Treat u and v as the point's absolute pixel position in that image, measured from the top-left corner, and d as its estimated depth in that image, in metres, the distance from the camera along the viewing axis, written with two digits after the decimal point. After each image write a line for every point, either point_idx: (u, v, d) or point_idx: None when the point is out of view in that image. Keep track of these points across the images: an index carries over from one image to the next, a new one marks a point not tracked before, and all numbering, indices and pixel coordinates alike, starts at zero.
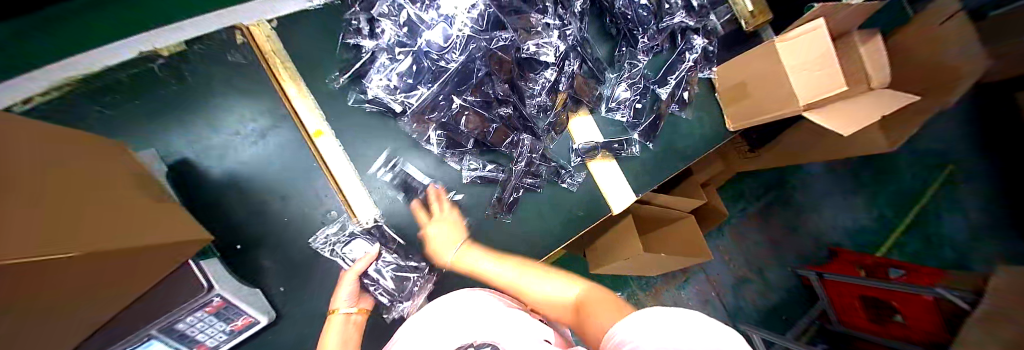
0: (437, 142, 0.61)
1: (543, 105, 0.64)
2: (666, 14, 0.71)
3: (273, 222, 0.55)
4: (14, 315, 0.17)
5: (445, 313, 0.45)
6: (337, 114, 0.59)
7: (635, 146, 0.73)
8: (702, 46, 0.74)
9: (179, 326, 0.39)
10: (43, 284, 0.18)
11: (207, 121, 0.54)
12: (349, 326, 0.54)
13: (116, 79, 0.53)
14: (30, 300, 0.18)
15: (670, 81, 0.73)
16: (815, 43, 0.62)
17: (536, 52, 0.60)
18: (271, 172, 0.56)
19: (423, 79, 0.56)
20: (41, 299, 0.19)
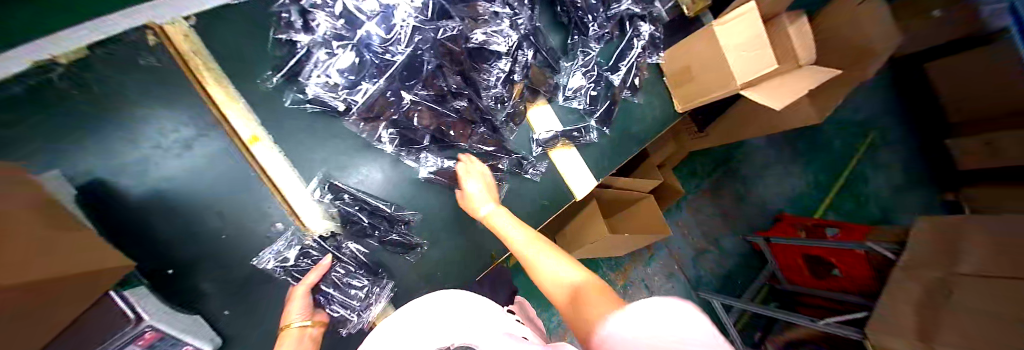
0: (390, 140, 0.59)
1: (499, 96, 0.64)
2: (613, 1, 0.73)
3: (211, 240, 0.51)
4: None
5: (420, 316, 0.44)
6: (277, 117, 0.55)
7: (593, 133, 0.75)
8: (649, 32, 0.78)
9: None
10: None
11: (110, 133, 0.46)
12: (303, 340, 0.48)
13: None
14: None
15: (621, 67, 0.76)
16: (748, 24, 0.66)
17: (486, 42, 0.59)
18: (203, 186, 0.50)
19: (366, 75, 0.52)
20: None
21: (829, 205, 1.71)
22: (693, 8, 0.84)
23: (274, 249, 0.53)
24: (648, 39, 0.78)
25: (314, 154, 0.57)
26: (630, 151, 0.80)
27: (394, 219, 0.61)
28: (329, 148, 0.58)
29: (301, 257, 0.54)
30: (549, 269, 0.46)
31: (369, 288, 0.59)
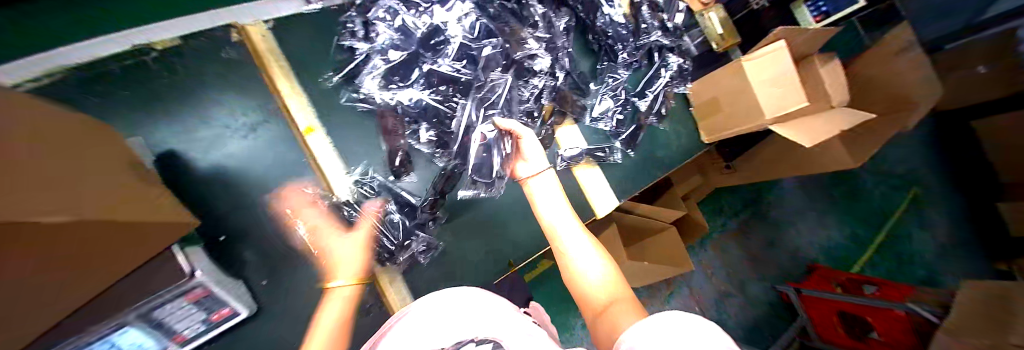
0: (427, 142, 0.61)
1: (530, 111, 0.66)
2: (643, 32, 0.77)
3: (259, 215, 0.55)
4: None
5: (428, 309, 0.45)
6: (329, 112, 0.60)
7: (618, 154, 0.77)
8: (676, 64, 0.80)
9: (154, 316, 0.40)
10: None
11: (195, 113, 0.54)
12: (352, 296, 0.50)
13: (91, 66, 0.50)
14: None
15: (648, 94, 0.78)
16: (778, 61, 0.68)
17: (525, 58, 0.63)
18: (261, 166, 0.56)
19: (415, 82, 0.59)
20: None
21: (868, 261, 1.58)
22: (722, 44, 0.86)
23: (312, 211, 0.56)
24: (676, 70, 0.81)
25: (357, 148, 0.62)
26: (653, 176, 0.81)
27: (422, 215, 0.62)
28: (372, 145, 0.63)
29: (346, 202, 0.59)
30: (584, 263, 0.49)
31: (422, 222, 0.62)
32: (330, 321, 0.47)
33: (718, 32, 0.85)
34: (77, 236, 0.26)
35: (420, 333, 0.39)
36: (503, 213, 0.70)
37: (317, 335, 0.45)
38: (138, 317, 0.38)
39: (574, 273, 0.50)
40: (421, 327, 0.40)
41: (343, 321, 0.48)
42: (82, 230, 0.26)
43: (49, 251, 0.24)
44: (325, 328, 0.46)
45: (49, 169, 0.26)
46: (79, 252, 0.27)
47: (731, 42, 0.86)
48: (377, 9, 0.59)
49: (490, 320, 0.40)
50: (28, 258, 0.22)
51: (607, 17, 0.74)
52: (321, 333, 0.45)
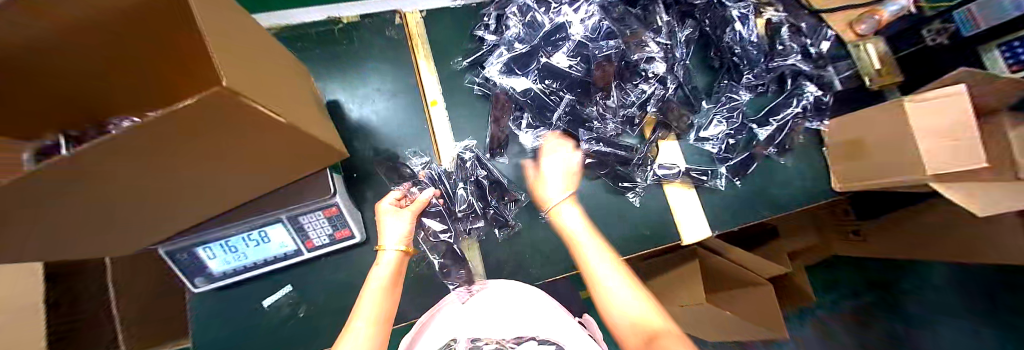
0: (527, 130, 0.65)
1: (629, 117, 0.65)
2: (778, 54, 0.71)
3: (383, 162, 0.64)
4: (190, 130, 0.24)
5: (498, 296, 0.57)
6: (450, 88, 0.68)
7: (721, 179, 0.69)
8: (814, 94, 0.71)
9: (299, 220, 0.50)
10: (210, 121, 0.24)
11: (358, 74, 0.67)
12: (397, 263, 0.52)
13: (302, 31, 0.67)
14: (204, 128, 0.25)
15: (771, 122, 0.70)
16: (954, 108, 0.54)
17: (641, 62, 0.62)
18: (392, 123, 0.66)
19: (530, 72, 0.61)
20: (209, 131, 0.26)
21: None
22: (880, 82, 0.72)
23: (412, 164, 0.64)
24: (811, 102, 0.71)
25: (466, 123, 0.68)
26: (762, 215, 0.70)
27: (506, 196, 0.64)
28: (479, 123, 0.68)
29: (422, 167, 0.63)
30: (613, 278, 0.48)
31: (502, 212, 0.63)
32: (377, 284, 0.50)
33: (877, 68, 0.72)
34: (273, 143, 0.34)
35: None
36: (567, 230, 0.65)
37: (367, 296, 0.48)
38: (288, 217, 0.49)
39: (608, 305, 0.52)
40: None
41: (391, 285, 0.51)
42: (278, 140, 0.34)
43: (250, 141, 0.31)
44: (376, 287, 0.49)
45: (275, 85, 0.35)
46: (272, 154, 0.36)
47: (892, 81, 0.71)
48: (512, 6, 0.65)
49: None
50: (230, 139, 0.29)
51: (735, 35, 0.70)
52: (367, 303, 0.48)
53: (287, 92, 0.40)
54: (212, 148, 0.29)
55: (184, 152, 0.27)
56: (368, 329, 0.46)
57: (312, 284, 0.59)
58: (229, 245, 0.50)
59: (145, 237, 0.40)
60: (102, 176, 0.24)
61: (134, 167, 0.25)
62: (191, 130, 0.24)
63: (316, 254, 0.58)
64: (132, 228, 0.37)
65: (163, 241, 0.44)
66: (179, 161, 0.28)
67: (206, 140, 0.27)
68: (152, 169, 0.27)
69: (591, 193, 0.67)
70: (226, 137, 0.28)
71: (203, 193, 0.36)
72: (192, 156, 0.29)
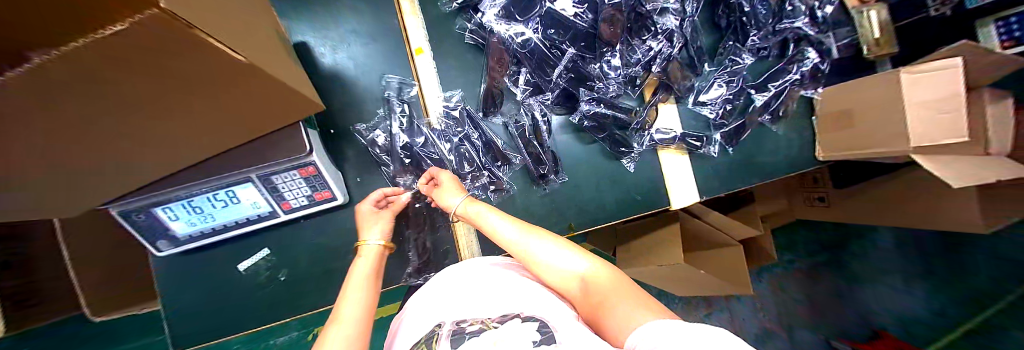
0: (523, 87, 0.60)
1: (632, 75, 0.61)
2: (786, 16, 0.68)
3: (365, 119, 0.58)
4: (109, 56, 0.19)
5: (465, 274, 0.48)
6: (438, 34, 0.60)
7: (715, 146, 0.69)
8: (814, 62, 0.70)
9: (271, 180, 0.46)
10: (137, 46, 0.19)
11: (329, 14, 0.57)
12: (378, 258, 0.49)
13: None
14: (130, 54, 0.19)
15: (770, 88, 0.70)
16: (946, 80, 0.54)
17: (653, 14, 0.57)
18: (373, 74, 0.59)
19: (531, 19, 0.55)
20: (136, 59, 0.20)
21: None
22: (875, 51, 0.70)
23: (391, 123, 0.58)
24: (810, 69, 0.70)
25: (455, 76, 0.61)
26: (748, 181, 0.72)
27: (499, 158, 0.61)
28: (470, 77, 0.61)
29: (388, 134, 0.58)
30: (549, 257, 0.46)
31: (490, 172, 0.61)
32: (360, 277, 0.45)
33: (875, 36, 0.69)
34: (228, 82, 0.28)
35: (457, 302, 0.41)
36: (553, 199, 0.63)
37: (352, 285, 0.43)
38: (258, 177, 0.44)
39: (550, 274, 0.45)
40: (459, 293, 0.43)
41: (373, 280, 0.46)
42: (237, 80, 0.28)
43: (198, 79, 0.26)
44: (358, 281, 0.44)
45: (229, 15, 0.28)
46: (232, 94, 0.30)
47: (888, 50, 0.69)
48: None
49: (536, 299, 0.41)
50: (167, 70, 0.23)
51: None
52: (354, 302, 0.40)
53: (245, 19, 0.33)
54: (154, 94, 0.25)
55: (118, 95, 0.23)
56: (355, 323, 0.37)
57: (292, 246, 0.55)
58: (192, 206, 0.45)
59: (83, 190, 0.35)
60: (26, 115, 0.21)
61: (58, 105, 0.22)
62: (125, 63, 0.20)
63: (297, 216, 0.54)
64: (64, 178, 0.31)
65: (113, 198, 0.39)
66: (112, 105, 0.24)
67: (144, 84, 0.23)
68: (84, 112, 0.24)
69: (587, 157, 0.65)
70: (164, 79, 0.24)
71: (145, 140, 0.31)
72: (132, 103, 0.25)
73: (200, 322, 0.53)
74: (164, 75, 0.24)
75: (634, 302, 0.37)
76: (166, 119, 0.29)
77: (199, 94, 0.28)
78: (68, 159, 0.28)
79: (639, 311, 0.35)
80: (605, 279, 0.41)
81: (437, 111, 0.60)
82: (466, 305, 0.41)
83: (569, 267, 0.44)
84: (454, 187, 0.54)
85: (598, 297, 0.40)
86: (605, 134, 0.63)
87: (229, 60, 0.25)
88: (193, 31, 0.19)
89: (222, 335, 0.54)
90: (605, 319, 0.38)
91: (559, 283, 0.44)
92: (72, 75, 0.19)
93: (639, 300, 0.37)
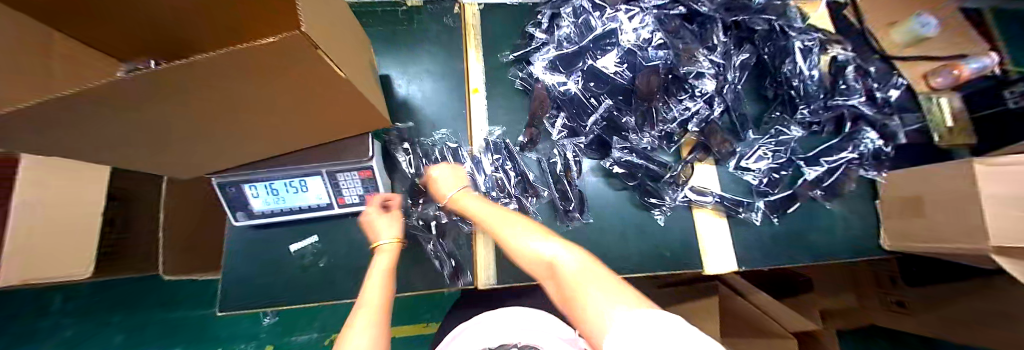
0: (559, 130, 0.65)
1: (669, 133, 0.63)
2: (839, 93, 0.68)
3: (419, 138, 0.67)
4: (255, 58, 0.26)
5: (494, 323, 0.45)
6: (493, 79, 0.70)
7: (757, 214, 0.66)
8: (872, 143, 0.67)
9: (335, 176, 0.54)
10: (274, 54, 0.26)
11: (411, 55, 0.71)
12: (395, 253, 0.52)
13: (371, 10, 0.73)
14: (269, 59, 0.27)
15: (822, 162, 0.67)
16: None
17: (688, 77, 0.59)
18: (434, 104, 0.69)
19: (574, 72, 0.62)
20: (271, 62, 0.28)
21: None
22: (948, 139, 0.67)
23: (441, 149, 0.67)
24: (869, 150, 0.67)
25: (502, 114, 0.69)
26: (798, 259, 0.65)
27: (530, 189, 0.64)
28: (515, 116, 0.69)
29: (437, 156, 0.66)
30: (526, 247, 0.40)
31: (517, 201, 0.64)
32: (380, 269, 0.48)
33: (948, 125, 0.67)
34: (328, 92, 0.36)
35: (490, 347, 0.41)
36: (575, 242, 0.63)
37: (373, 276, 0.47)
38: (326, 173, 0.53)
39: (525, 260, 0.40)
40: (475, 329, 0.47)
41: (387, 274, 0.48)
42: (333, 91, 0.36)
43: (308, 85, 0.34)
44: (378, 275, 0.47)
45: (343, 48, 0.38)
46: (325, 100, 0.38)
47: (963, 141, 0.66)
48: (568, 6, 0.64)
49: None
50: (288, 74, 0.31)
51: (795, 67, 0.66)
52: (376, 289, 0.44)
53: (353, 53, 0.43)
54: (276, 92, 0.34)
55: (253, 90, 0.32)
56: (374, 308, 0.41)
57: (335, 238, 0.62)
58: (272, 188, 0.55)
59: (209, 156, 0.45)
60: (193, 96, 0.30)
61: (217, 93, 0.31)
62: (265, 65, 0.28)
63: (347, 213, 0.62)
64: (200, 146, 0.42)
65: (219, 171, 0.50)
66: (248, 97, 0.33)
67: (269, 82, 0.31)
68: (230, 100, 0.33)
69: (616, 203, 0.66)
70: (288, 82, 0.32)
71: (255, 126, 0.40)
72: (257, 96, 0.34)
73: (245, 292, 0.60)
74: (290, 80, 0.32)
75: (609, 295, 0.30)
76: (276, 111, 0.38)
77: (306, 97, 0.36)
78: (204, 131, 0.38)
79: (606, 294, 0.30)
80: (580, 265, 0.34)
81: (480, 139, 0.68)
82: None
83: (537, 252, 0.38)
84: (449, 178, 0.55)
85: (567, 287, 0.34)
86: (637, 183, 0.65)
87: (332, 73, 0.32)
88: (315, 45, 0.26)
89: (261, 307, 0.60)
90: (579, 317, 0.32)
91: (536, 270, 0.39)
92: (223, 71, 0.27)
93: (619, 295, 0.29)
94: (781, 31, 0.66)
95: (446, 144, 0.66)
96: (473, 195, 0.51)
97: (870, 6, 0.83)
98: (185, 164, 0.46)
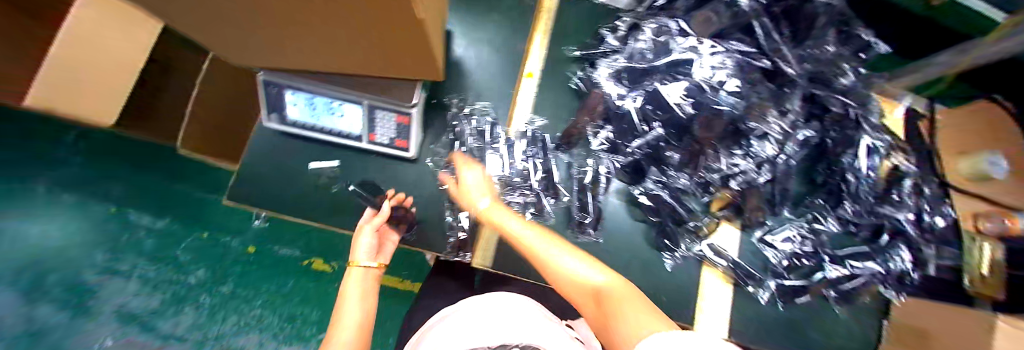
0: (600, 142, 0.62)
1: (705, 181, 0.61)
2: (889, 203, 0.65)
3: (458, 102, 0.66)
4: None
5: (467, 317, 0.48)
6: (551, 70, 0.68)
7: (765, 291, 0.64)
8: (902, 263, 0.64)
9: (375, 112, 0.55)
10: None
11: (477, 18, 0.68)
12: (369, 273, 0.63)
13: None
14: None
15: (847, 264, 0.64)
16: None
17: (751, 134, 0.56)
18: (484, 74, 0.68)
19: (636, 89, 0.57)
20: None
21: None
22: (978, 287, 0.64)
23: (480, 121, 0.66)
24: (898, 269, 0.64)
25: (548, 107, 0.67)
26: (789, 349, 0.64)
27: (552, 190, 0.64)
28: (560, 114, 0.67)
29: (479, 126, 0.66)
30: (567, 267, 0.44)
31: (535, 196, 0.63)
32: (354, 293, 0.59)
33: (982, 271, 0.64)
34: (388, 21, 0.32)
35: (468, 332, 0.43)
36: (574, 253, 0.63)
37: (349, 297, 0.57)
38: (368, 106, 0.54)
39: (561, 278, 0.44)
40: (476, 323, 0.45)
41: (363, 291, 0.60)
42: (393, 22, 0.33)
43: (368, 10, 0.30)
44: (353, 296, 0.58)
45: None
46: (383, 27, 0.35)
47: (993, 293, 0.62)
48: (652, 21, 0.60)
49: (534, 333, 0.40)
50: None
51: (854, 161, 0.63)
52: (351, 313, 0.54)
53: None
54: (332, 7, 0.30)
55: (306, 0, 0.28)
56: (351, 326, 0.53)
57: (353, 170, 0.62)
58: (312, 102, 0.55)
59: (255, 41, 0.44)
60: None
61: None
62: None
63: (370, 151, 0.62)
64: (242, 26, 0.39)
65: (267, 67, 0.51)
66: (299, 4, 0.30)
67: (326, 1, 0.28)
68: (277, 1, 0.29)
69: (630, 231, 0.65)
70: (346, 4, 0.29)
71: (305, 29, 0.38)
72: (309, 6, 0.30)
73: (257, 191, 0.61)
74: (349, 4, 0.28)
75: (639, 309, 0.34)
76: (327, 21, 0.35)
77: (362, 19, 0.33)
78: (244, 14, 0.35)
79: (642, 313, 0.33)
80: (614, 285, 0.40)
81: (520, 126, 0.67)
82: (474, 332, 0.43)
83: (579, 275, 0.43)
84: (480, 188, 0.57)
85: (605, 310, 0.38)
86: (659, 219, 0.63)
87: (398, 9, 0.28)
88: None
89: (267, 210, 0.61)
90: (608, 329, 0.37)
91: (574, 291, 0.44)
92: None
93: (648, 312, 0.34)
94: (854, 120, 0.63)
95: (487, 116, 0.66)
96: (506, 209, 0.53)
97: (947, 127, 0.79)
98: (236, 43, 0.46)
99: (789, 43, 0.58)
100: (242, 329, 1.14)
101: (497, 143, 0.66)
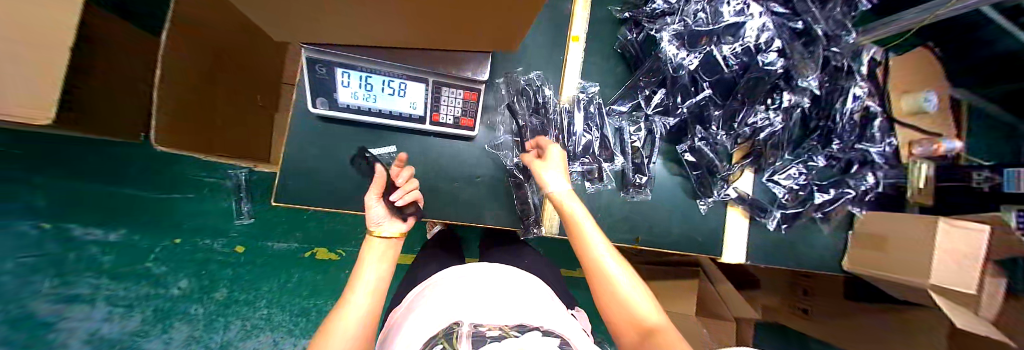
0: (654, 105, 0.66)
1: (738, 134, 0.67)
2: (865, 139, 0.79)
3: (511, 73, 0.64)
4: None
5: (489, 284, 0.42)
6: (596, 35, 0.68)
7: (773, 220, 0.76)
8: (868, 185, 0.81)
9: (440, 90, 0.52)
10: None
11: None
12: (387, 247, 0.47)
13: None
14: None
15: (830, 191, 0.79)
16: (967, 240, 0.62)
17: (781, 88, 0.64)
18: (532, 42, 0.65)
19: (695, 52, 0.59)
20: None
21: None
22: (917, 196, 0.84)
23: (536, 91, 0.64)
24: (865, 189, 0.81)
25: (597, 73, 0.69)
26: (783, 262, 0.81)
27: (607, 153, 0.67)
28: (610, 80, 0.70)
29: (534, 94, 0.64)
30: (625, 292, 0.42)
31: (593, 164, 0.67)
32: (373, 261, 0.44)
33: (919, 185, 0.83)
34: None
35: (479, 307, 0.35)
36: (627, 210, 0.70)
37: (364, 269, 0.42)
38: (433, 82, 0.52)
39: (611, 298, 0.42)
40: (491, 299, 0.38)
41: (383, 275, 0.43)
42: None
43: None
44: (373, 263, 0.43)
45: None
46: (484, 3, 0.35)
47: (925, 200, 0.83)
48: None
49: (553, 318, 0.36)
50: None
51: (842, 107, 0.73)
52: (368, 283, 0.40)
53: None
54: None
55: None
56: (365, 303, 0.39)
57: (413, 153, 0.59)
58: (367, 82, 0.50)
59: (326, 18, 0.41)
60: None
61: None
62: None
63: (430, 132, 0.58)
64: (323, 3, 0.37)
65: (327, 41, 0.48)
66: None
67: None
68: None
69: (671, 186, 0.72)
70: None
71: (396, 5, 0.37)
72: None
73: (313, 185, 0.56)
74: None
75: None
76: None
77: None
78: None
79: None
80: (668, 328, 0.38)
81: (574, 92, 0.66)
82: (485, 308, 0.35)
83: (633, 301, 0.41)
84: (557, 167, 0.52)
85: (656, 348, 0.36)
86: (698, 171, 0.71)
87: None
88: None
89: (320, 206, 0.57)
90: None
91: (618, 316, 0.41)
92: None
93: None
94: (846, 71, 0.72)
95: (543, 87, 0.65)
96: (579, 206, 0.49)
97: (898, 69, 0.89)
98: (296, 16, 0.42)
99: (815, 2, 0.63)
100: (249, 333, 1.18)
101: (553, 113, 0.64)
